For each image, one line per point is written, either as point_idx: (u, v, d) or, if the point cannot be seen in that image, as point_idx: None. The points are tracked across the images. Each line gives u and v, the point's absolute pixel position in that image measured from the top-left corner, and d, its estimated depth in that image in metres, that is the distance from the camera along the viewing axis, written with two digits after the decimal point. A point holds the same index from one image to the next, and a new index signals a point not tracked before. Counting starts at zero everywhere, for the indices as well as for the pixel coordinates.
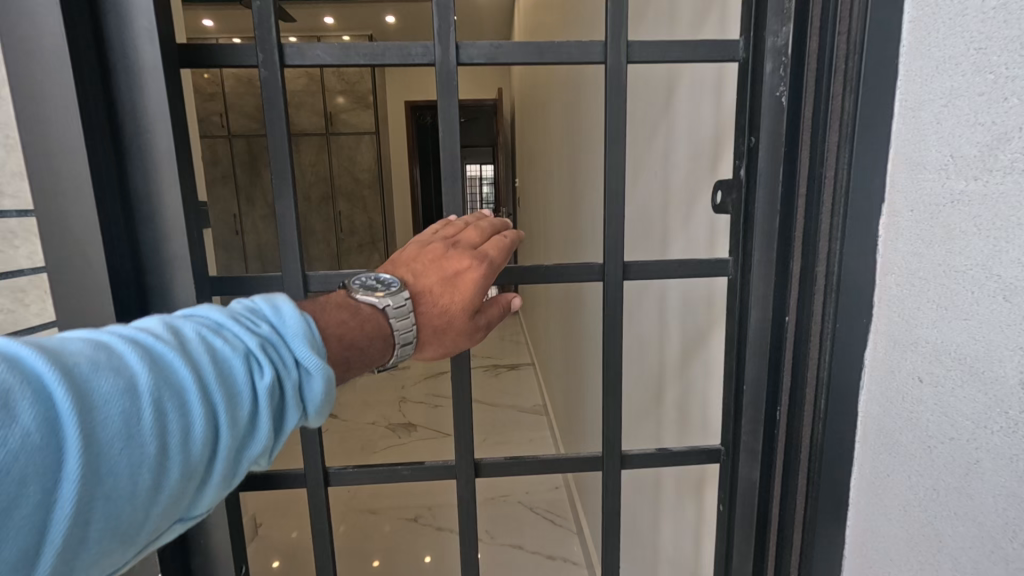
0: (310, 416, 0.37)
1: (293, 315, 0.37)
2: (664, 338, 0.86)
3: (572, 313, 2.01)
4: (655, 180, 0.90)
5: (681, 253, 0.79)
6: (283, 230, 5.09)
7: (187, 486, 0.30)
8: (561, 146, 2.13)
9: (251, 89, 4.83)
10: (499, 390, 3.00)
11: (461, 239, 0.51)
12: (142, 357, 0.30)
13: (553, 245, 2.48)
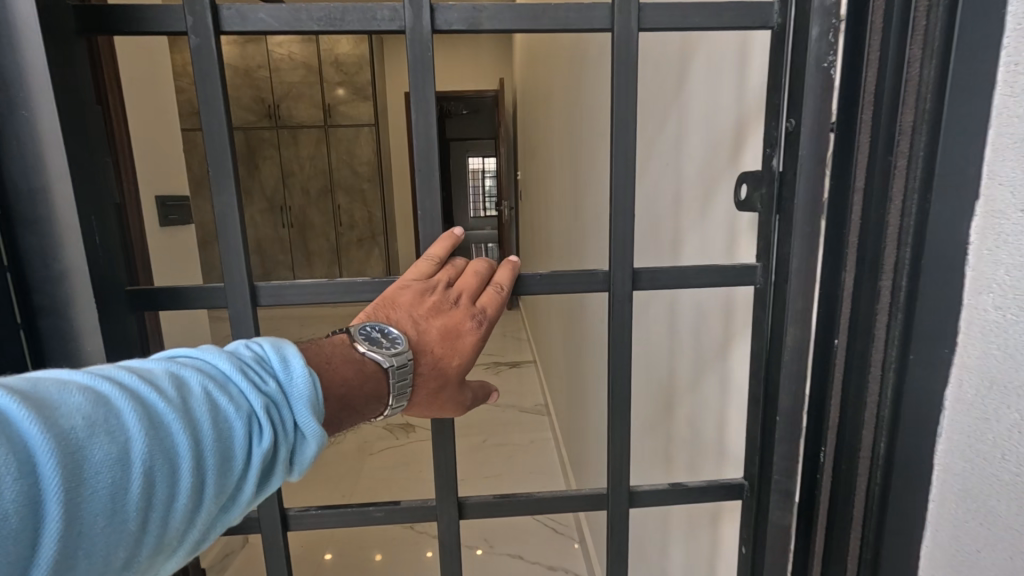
0: (293, 473, 0.41)
1: (300, 375, 0.41)
2: (673, 350, 0.78)
3: (574, 313, 1.95)
4: (665, 174, 0.82)
5: (694, 256, 0.71)
6: (281, 225, 5.02)
7: (164, 545, 0.33)
8: (564, 137, 2.04)
9: (248, 80, 4.75)
10: (501, 389, 2.94)
11: (455, 299, 0.56)
12: (144, 421, 0.33)
13: (555, 240, 2.40)
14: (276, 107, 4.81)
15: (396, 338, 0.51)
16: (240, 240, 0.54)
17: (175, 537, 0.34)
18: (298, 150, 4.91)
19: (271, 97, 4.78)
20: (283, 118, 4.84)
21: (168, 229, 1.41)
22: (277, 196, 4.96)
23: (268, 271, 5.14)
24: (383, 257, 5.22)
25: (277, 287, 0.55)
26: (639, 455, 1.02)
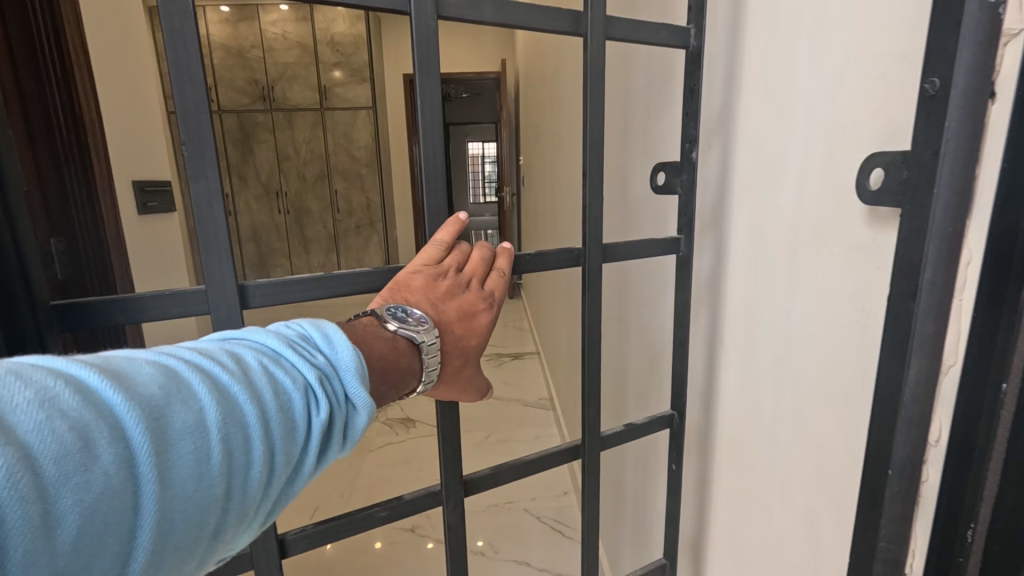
0: (347, 448, 0.40)
1: (345, 347, 0.40)
2: (720, 349, 0.71)
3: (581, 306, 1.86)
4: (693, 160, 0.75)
5: (740, 249, 0.64)
6: (276, 211, 4.87)
7: (243, 515, 0.33)
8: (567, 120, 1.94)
9: (240, 61, 4.58)
10: (503, 381, 2.86)
11: (468, 278, 0.55)
12: (214, 390, 0.32)
13: (560, 228, 2.31)
14: (270, 88, 4.65)
15: (424, 316, 0.48)
16: (224, 230, 0.49)
17: (253, 507, 0.33)
18: (293, 134, 4.76)
19: (264, 78, 4.62)
20: (278, 100, 4.68)
21: (147, 217, 1.30)
22: (273, 179, 4.81)
23: (263, 259, 4.99)
24: (382, 245, 5.13)
25: (266, 282, 0.52)
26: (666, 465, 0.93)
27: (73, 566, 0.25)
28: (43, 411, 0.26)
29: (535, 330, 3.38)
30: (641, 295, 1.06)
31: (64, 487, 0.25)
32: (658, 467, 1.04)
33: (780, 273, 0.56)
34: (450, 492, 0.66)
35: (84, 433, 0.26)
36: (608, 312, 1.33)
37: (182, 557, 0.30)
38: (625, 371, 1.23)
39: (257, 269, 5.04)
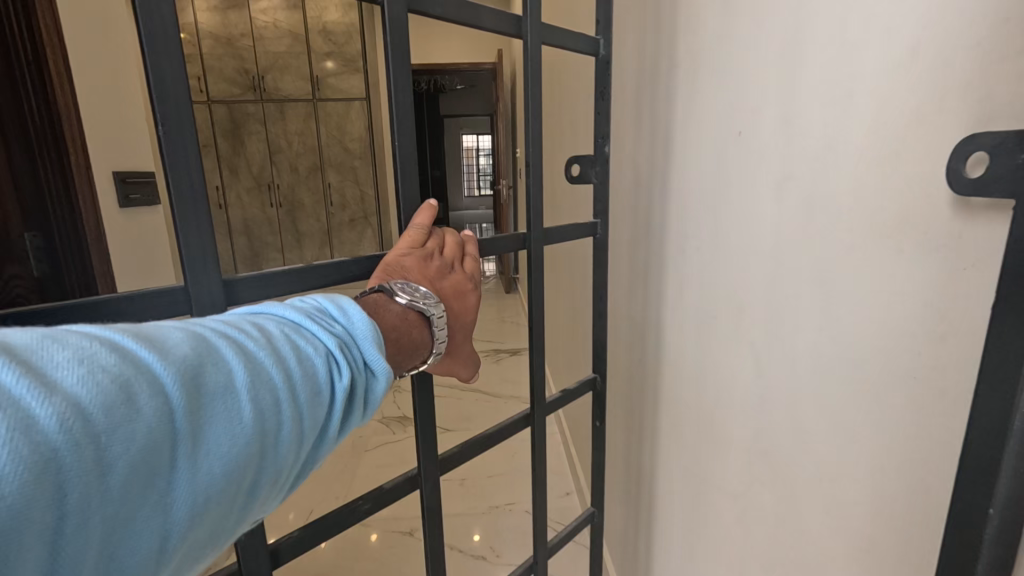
0: (364, 415, 0.43)
1: (360, 317, 0.43)
2: (723, 347, 0.69)
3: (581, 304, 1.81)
4: (681, 157, 0.75)
5: (737, 245, 0.63)
6: (269, 205, 4.78)
7: (276, 472, 0.35)
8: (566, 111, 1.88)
9: (230, 50, 4.46)
10: (501, 377, 2.82)
11: (454, 260, 0.60)
12: (242, 354, 0.34)
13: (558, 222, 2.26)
14: (261, 79, 4.54)
15: (429, 292, 0.52)
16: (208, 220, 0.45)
17: (285, 465, 0.35)
18: (285, 126, 4.67)
19: (255, 68, 4.51)
20: (269, 91, 4.58)
21: (130, 211, 1.23)
22: (265, 172, 4.71)
23: (256, 254, 4.90)
24: (377, 238, 5.05)
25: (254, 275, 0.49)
26: (676, 467, 0.89)
27: (125, 509, 0.26)
28: (88, 366, 0.27)
29: (533, 325, 3.33)
30: (630, 287, 1.02)
31: (115, 434, 0.26)
32: (653, 464, 1.00)
33: (778, 269, 0.55)
34: (427, 479, 0.69)
35: (128, 385, 0.28)
36: (612, 307, 1.28)
37: (221, 508, 0.31)
38: (618, 367, 1.17)
39: (249, 264, 4.94)
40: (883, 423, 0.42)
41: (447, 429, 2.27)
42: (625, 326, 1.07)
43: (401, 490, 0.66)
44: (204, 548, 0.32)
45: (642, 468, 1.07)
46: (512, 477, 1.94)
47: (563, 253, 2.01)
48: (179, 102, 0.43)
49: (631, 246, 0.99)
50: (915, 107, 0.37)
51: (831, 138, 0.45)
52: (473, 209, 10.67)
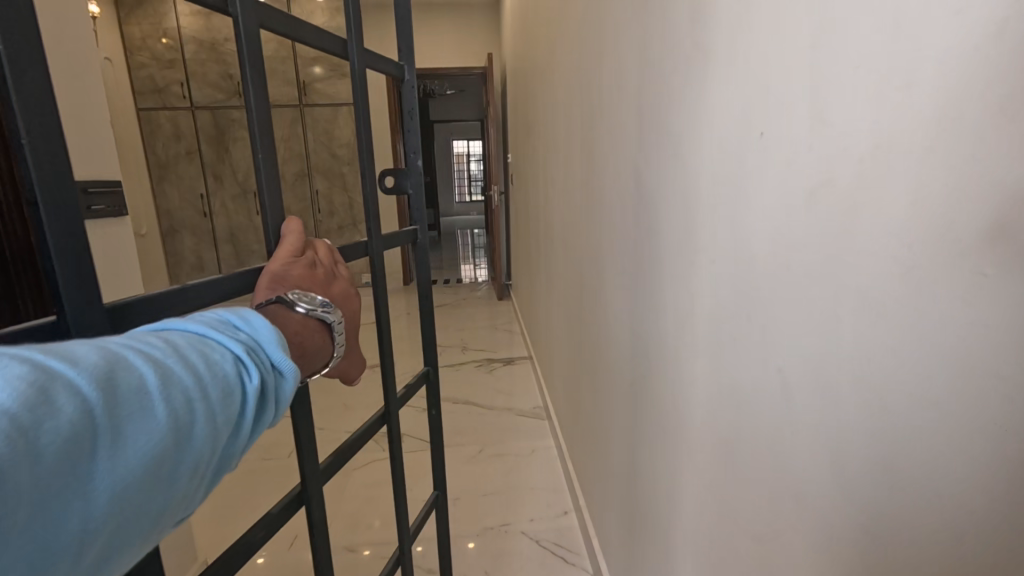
0: (274, 415, 0.45)
1: (259, 325, 0.45)
2: (729, 361, 0.66)
3: (577, 315, 1.76)
4: (688, 167, 0.73)
5: (741, 256, 0.61)
6: (255, 212, 4.72)
7: (199, 465, 0.36)
8: (563, 114, 1.81)
9: (214, 54, 4.45)
10: (494, 388, 2.75)
11: (330, 270, 0.66)
12: (149, 360, 0.35)
13: (551, 230, 2.22)
14: None
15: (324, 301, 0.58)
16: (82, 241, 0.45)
17: (205, 456, 0.36)
18: (272, 132, 4.61)
19: None
20: None
21: (92, 223, 1.15)
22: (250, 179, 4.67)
23: (243, 263, 4.82)
24: None
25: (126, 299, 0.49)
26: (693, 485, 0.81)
27: (51, 499, 0.28)
28: (6, 377, 0.28)
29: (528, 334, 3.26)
30: (648, 301, 0.98)
31: (43, 427, 0.28)
32: (668, 488, 0.94)
33: (785, 282, 0.53)
34: (313, 495, 0.70)
35: (44, 387, 0.29)
36: (618, 317, 1.23)
37: (144, 502, 0.33)
38: (634, 382, 1.13)
39: None
40: (906, 452, 0.39)
41: (438, 445, 2.20)
42: (644, 341, 1.03)
43: (288, 512, 0.66)
44: (134, 540, 0.33)
45: (658, 493, 1.01)
46: (507, 495, 1.87)
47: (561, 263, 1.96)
48: (56, 172, 0.43)
49: (648, 259, 0.95)
50: (925, 119, 0.35)
51: (842, 149, 0.43)
52: (465, 218, 10.67)
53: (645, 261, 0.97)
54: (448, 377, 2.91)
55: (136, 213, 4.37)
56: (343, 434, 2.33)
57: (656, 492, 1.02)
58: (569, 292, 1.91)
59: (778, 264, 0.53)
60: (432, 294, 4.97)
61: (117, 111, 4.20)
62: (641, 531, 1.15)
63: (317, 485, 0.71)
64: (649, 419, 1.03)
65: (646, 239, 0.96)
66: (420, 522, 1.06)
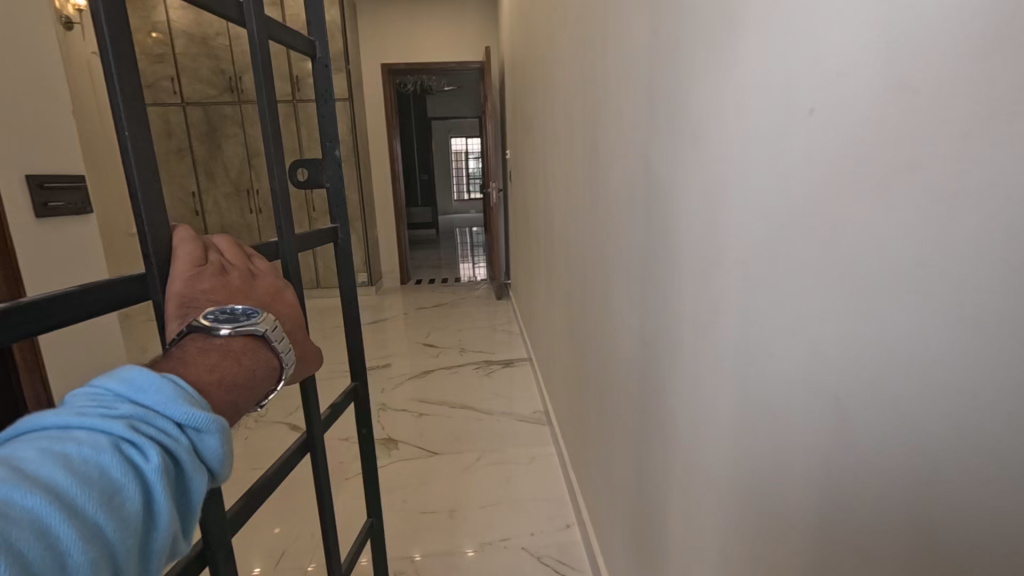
0: (203, 469, 0.44)
1: (153, 384, 0.43)
2: (763, 380, 0.57)
3: (580, 318, 1.67)
4: (719, 155, 0.64)
5: (784, 258, 0.52)
6: (248, 210, 4.62)
7: (105, 559, 0.35)
8: (565, 104, 1.71)
9: (205, 49, 4.35)
10: (492, 392, 2.66)
11: (245, 272, 0.64)
12: (7, 473, 0.33)
13: (552, 227, 2.13)
14: (238, 79, 4.40)
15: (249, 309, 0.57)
16: None
17: (109, 545, 0.36)
18: (265, 128, 4.50)
19: (231, 68, 4.37)
20: (247, 91, 4.43)
21: None
22: (243, 177, 4.56)
23: None
24: (362, 245, 4.79)
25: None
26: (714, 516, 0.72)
27: None
28: None
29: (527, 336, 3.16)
30: (659, 306, 0.90)
31: None
32: (679, 510, 0.86)
33: (843, 292, 0.44)
34: (219, 551, 0.62)
35: None
36: (624, 321, 1.14)
37: None
38: (642, 391, 1.04)
39: None
40: (1007, 517, 0.31)
41: (434, 453, 2.10)
42: (654, 349, 0.95)
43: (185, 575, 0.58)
44: None
45: (668, 516, 0.92)
46: (506, 507, 1.77)
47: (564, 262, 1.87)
48: None
49: (663, 259, 0.86)
50: None
51: (938, 126, 0.34)
52: (464, 217, 10.58)
53: (659, 262, 0.88)
54: (444, 380, 2.82)
55: (126, 211, 4.29)
56: (335, 440, 2.23)
57: (665, 513, 0.94)
58: (570, 293, 1.83)
59: (835, 268, 0.44)
60: (429, 294, 4.87)
61: (105, 108, 4.10)
62: (646, 550, 1.07)
63: (225, 537, 0.63)
64: (659, 435, 0.95)
65: (660, 237, 0.87)
66: (353, 554, 0.99)
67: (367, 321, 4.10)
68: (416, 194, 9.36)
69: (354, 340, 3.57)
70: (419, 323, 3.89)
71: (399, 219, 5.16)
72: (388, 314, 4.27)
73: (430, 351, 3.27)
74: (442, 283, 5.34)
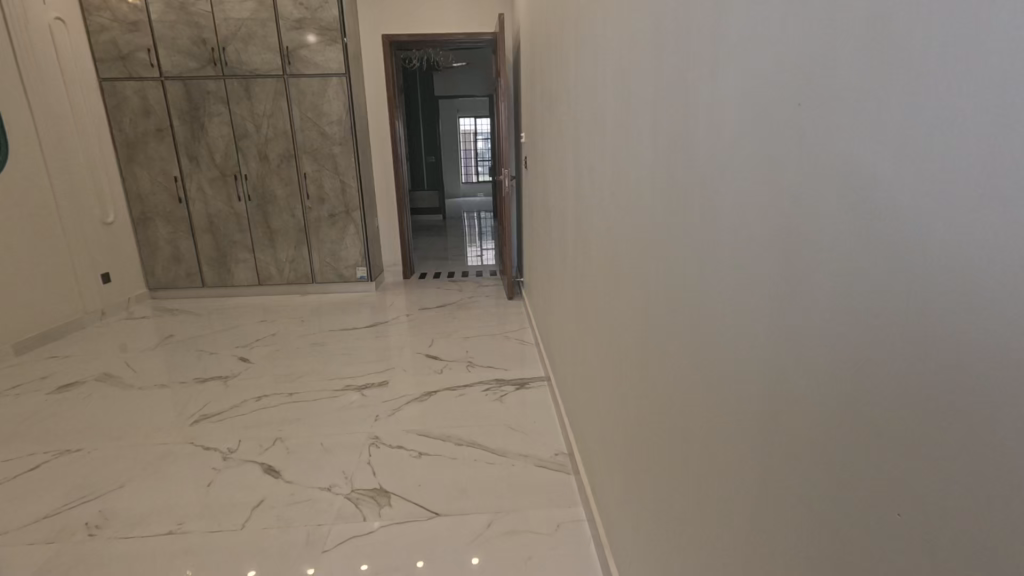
0: None
1: None
2: (843, 355, 0.45)
3: (631, 340, 1.28)
4: (821, 59, 0.47)
5: (892, 193, 0.39)
6: (237, 197, 4.21)
7: None
8: (598, 56, 1.38)
9: (184, 15, 3.87)
10: (504, 421, 2.26)
11: None
12: None
13: (584, 228, 1.70)
14: (222, 51, 3.93)
15: None
16: None
17: None
18: (252, 106, 4.04)
19: (214, 39, 3.91)
20: (232, 65, 3.97)
21: None
22: (229, 159, 4.13)
23: (223, 254, 4.33)
24: (361, 237, 4.36)
25: None
26: None
27: None
28: None
29: (544, 351, 2.75)
30: (704, 265, 0.76)
31: None
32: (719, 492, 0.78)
33: None
34: None
35: None
36: (659, 281, 1.01)
37: None
38: (677, 359, 0.94)
39: (216, 265, 4.36)
40: None
41: (435, 515, 1.70)
42: (694, 316, 0.82)
43: None
44: None
45: (705, 498, 0.85)
46: None
47: (605, 266, 1.47)
48: None
49: (716, 209, 0.71)
50: None
51: None
52: (472, 203, 10.15)
53: (711, 214, 0.73)
54: (448, 404, 2.44)
55: (99, 196, 3.92)
56: (318, 490, 1.85)
57: (701, 492, 0.86)
58: (613, 305, 1.43)
59: (962, 194, 0.33)
60: (434, 292, 4.44)
61: (71, 80, 3.72)
62: (679, 534, 0.99)
63: None
64: (696, 409, 0.85)
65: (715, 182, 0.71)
66: None
67: (366, 323, 3.71)
68: (422, 177, 8.83)
69: (350, 348, 3.20)
70: (421, 329, 3.50)
71: (402, 206, 4.74)
72: (389, 316, 3.86)
73: (432, 365, 2.88)
74: (449, 279, 4.90)
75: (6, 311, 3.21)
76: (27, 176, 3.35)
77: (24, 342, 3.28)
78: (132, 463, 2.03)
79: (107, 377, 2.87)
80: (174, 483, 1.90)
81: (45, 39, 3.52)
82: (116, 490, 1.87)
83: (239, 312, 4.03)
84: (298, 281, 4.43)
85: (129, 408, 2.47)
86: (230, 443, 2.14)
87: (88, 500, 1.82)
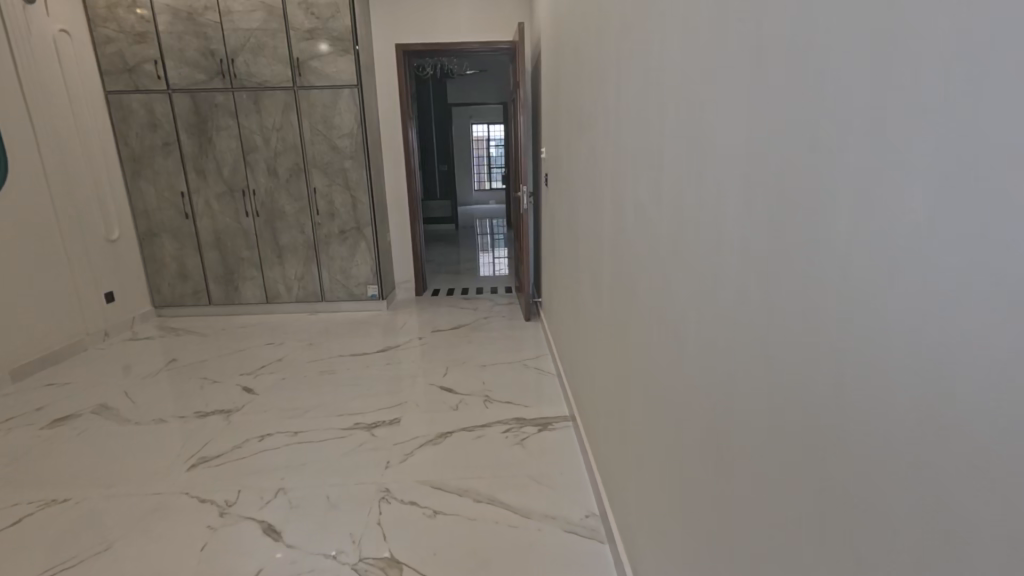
0: None
1: None
2: (920, 425, 0.44)
3: (667, 389, 1.17)
4: (892, 94, 0.46)
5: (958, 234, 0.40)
6: (245, 212, 4.06)
7: None
8: (646, 81, 1.22)
9: (191, 25, 3.73)
10: (525, 472, 2.05)
11: None
12: None
13: (621, 270, 1.52)
14: (231, 62, 3.79)
15: None
16: None
17: None
18: (261, 120, 3.90)
19: (223, 49, 3.77)
20: (241, 77, 3.83)
21: None
22: (237, 174, 3.99)
23: (230, 271, 4.19)
24: (372, 254, 4.19)
25: None
26: None
27: None
28: None
29: (568, 389, 2.53)
30: (749, 298, 0.75)
31: None
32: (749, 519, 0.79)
33: None
34: None
35: None
36: (690, 302, 1.00)
37: None
38: (707, 377, 0.93)
39: (222, 282, 4.21)
40: None
41: None
42: (733, 349, 0.82)
43: None
44: None
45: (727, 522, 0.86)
46: None
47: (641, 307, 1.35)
48: None
49: (765, 248, 0.70)
50: None
51: None
52: (483, 211, 9.95)
53: (759, 245, 0.72)
54: (464, 447, 2.24)
55: (104, 213, 3.79)
56: (322, 559, 1.65)
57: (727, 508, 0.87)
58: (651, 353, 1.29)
59: None
60: (447, 312, 4.24)
61: (76, 94, 3.60)
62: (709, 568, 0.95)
63: None
64: (728, 432, 0.85)
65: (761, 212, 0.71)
66: None
67: (376, 347, 3.53)
68: (433, 186, 8.66)
69: (359, 377, 3.01)
70: (433, 355, 3.31)
71: (415, 223, 4.55)
72: (400, 339, 3.67)
73: (446, 400, 2.68)
74: (462, 297, 4.70)
75: (6, 335, 3.08)
76: (28, 195, 3.23)
77: (22, 368, 3.15)
78: (122, 518, 1.86)
79: (102, 410, 2.70)
80: (166, 546, 1.73)
81: (49, 51, 3.40)
82: (100, 553, 1.70)
83: (246, 333, 3.87)
84: (308, 299, 4.27)
85: (122, 449, 2.30)
86: (227, 495, 1.97)
87: (69, 567, 1.65)
